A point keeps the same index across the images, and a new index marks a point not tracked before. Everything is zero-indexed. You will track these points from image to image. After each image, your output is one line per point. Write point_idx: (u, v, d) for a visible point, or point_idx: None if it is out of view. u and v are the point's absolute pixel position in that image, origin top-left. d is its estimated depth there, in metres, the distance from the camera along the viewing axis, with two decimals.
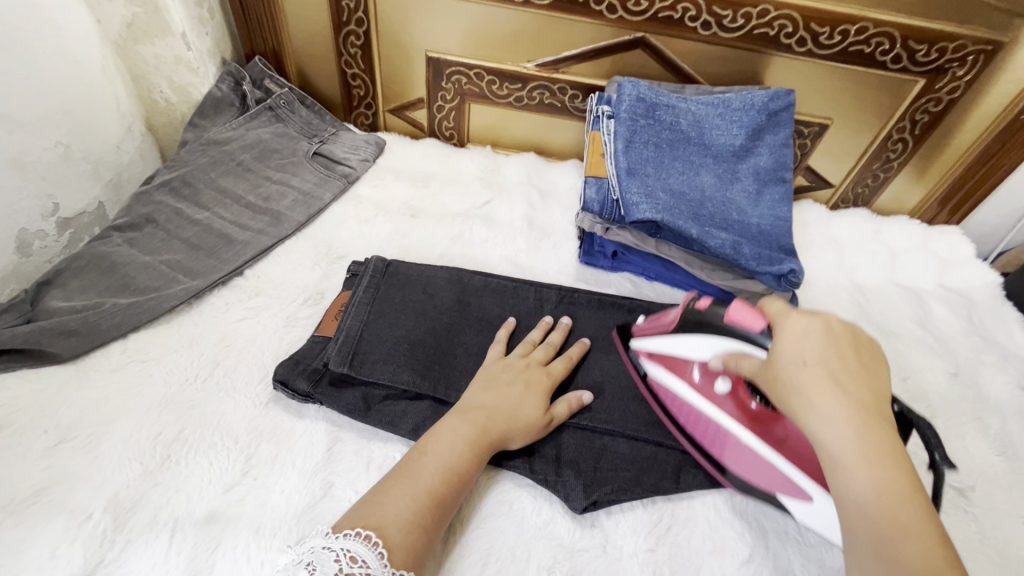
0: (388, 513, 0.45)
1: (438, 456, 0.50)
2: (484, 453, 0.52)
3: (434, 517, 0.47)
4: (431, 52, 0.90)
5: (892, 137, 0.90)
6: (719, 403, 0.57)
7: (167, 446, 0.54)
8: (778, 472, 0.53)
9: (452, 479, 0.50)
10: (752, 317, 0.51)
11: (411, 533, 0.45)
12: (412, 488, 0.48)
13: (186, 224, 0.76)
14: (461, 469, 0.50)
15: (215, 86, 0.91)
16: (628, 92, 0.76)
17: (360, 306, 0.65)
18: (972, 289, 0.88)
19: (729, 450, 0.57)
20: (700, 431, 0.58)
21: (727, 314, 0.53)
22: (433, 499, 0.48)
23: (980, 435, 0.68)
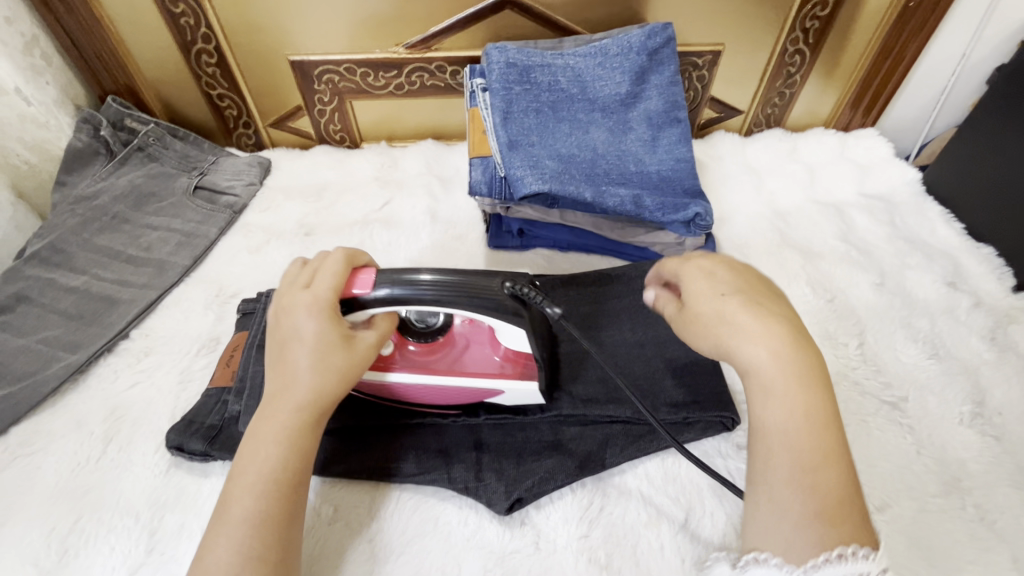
0: (209, 561, 0.40)
1: (251, 470, 0.44)
2: (304, 437, 0.46)
3: (269, 537, 0.42)
4: (292, 56, 0.83)
5: (788, 51, 0.86)
6: (406, 366, 0.53)
7: (63, 541, 0.51)
8: (469, 393, 0.54)
9: (278, 490, 0.43)
10: (370, 278, 0.47)
11: (239, 571, 0.40)
12: (229, 523, 0.42)
13: (62, 293, 0.71)
14: (283, 475, 0.44)
15: (74, 138, 0.83)
16: (496, 59, 0.71)
17: (258, 353, 0.59)
18: (893, 191, 0.86)
19: (437, 393, 0.55)
20: (411, 393, 0.55)
21: (342, 296, 0.48)
22: (260, 522, 0.42)
23: (911, 341, 0.66)
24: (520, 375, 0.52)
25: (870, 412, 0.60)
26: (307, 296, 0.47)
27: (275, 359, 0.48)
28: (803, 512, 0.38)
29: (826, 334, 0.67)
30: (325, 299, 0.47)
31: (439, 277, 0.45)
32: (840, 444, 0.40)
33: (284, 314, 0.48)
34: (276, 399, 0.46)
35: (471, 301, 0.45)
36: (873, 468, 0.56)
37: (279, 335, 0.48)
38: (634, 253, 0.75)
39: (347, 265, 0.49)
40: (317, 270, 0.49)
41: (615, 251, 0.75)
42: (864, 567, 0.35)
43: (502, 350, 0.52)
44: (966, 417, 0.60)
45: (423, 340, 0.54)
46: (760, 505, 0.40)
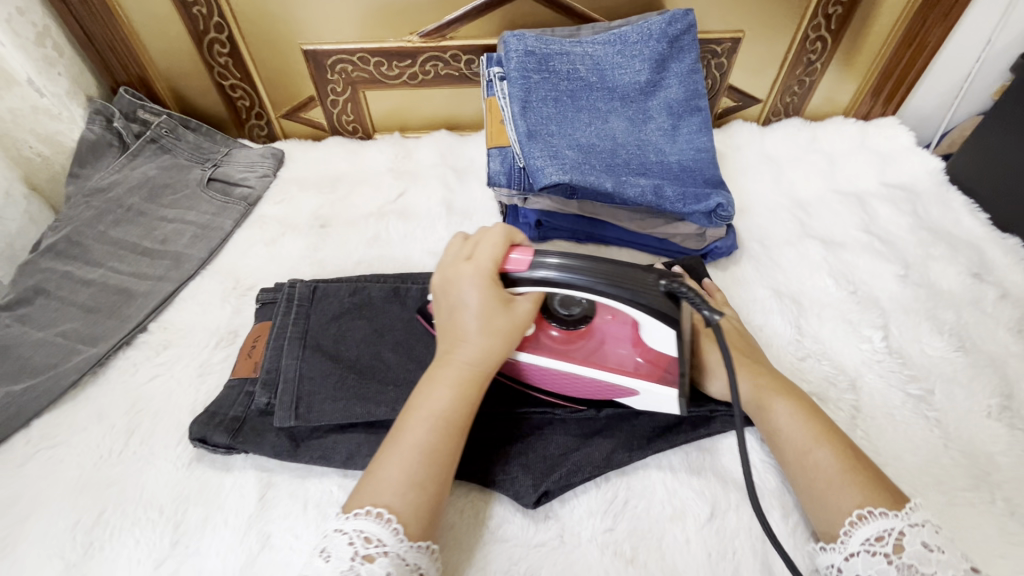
0: (383, 480, 0.43)
1: (422, 408, 0.46)
2: (475, 389, 0.47)
3: (434, 473, 0.44)
4: (305, 44, 0.82)
5: (809, 38, 0.84)
6: (541, 350, 0.53)
7: (89, 533, 0.51)
8: (601, 388, 0.54)
9: (446, 430, 0.45)
10: (525, 257, 0.47)
11: (409, 494, 0.42)
12: (404, 448, 0.44)
13: (79, 286, 0.70)
14: (452, 418, 0.46)
15: (86, 130, 0.83)
16: (514, 47, 0.69)
17: (292, 344, 0.59)
18: (916, 181, 0.85)
19: (565, 384, 0.55)
20: (540, 379, 0.55)
21: (499, 270, 0.48)
22: (428, 457, 0.44)
23: (937, 333, 0.65)
24: (659, 378, 0.51)
25: (895, 405, 0.60)
26: (471, 266, 0.48)
27: (446, 317, 0.50)
28: (825, 485, 0.47)
29: (850, 326, 0.66)
30: (489, 268, 0.47)
31: (567, 266, 0.45)
32: (833, 430, 0.50)
33: (449, 281, 0.49)
34: (447, 351, 0.48)
35: (630, 292, 0.44)
36: (899, 461, 0.55)
37: (449, 298, 0.49)
38: (654, 245, 0.74)
39: (507, 239, 0.49)
40: (478, 242, 0.50)
41: (635, 242, 0.74)
42: (885, 523, 0.43)
43: (647, 352, 0.51)
44: (994, 410, 0.59)
45: (565, 327, 0.54)
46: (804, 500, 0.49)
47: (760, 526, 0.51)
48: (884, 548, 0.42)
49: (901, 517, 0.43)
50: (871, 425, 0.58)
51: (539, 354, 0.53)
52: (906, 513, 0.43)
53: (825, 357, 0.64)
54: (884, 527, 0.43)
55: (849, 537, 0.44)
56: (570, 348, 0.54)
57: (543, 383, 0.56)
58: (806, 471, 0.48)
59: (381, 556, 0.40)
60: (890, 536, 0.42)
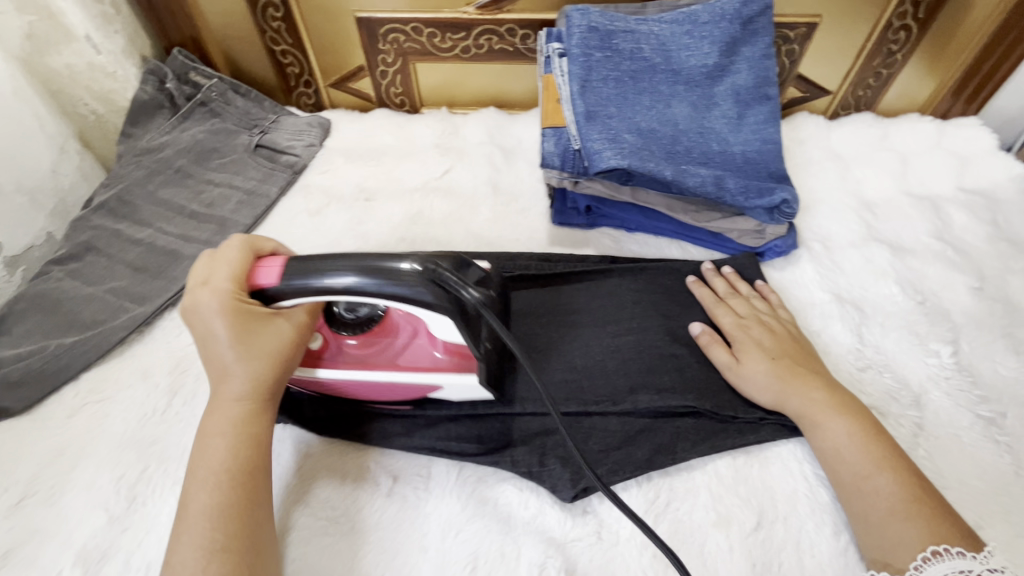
0: (177, 565, 0.39)
1: (205, 464, 0.43)
2: (253, 431, 0.45)
3: (237, 525, 0.41)
4: (359, 13, 0.80)
5: (892, 26, 0.78)
6: (344, 364, 0.52)
7: (131, 488, 0.52)
8: (423, 388, 0.52)
9: (234, 478, 0.43)
10: (274, 269, 0.47)
11: (209, 562, 0.39)
12: (189, 520, 0.41)
13: (128, 245, 0.71)
14: (234, 464, 0.43)
15: (140, 89, 0.83)
16: (577, 23, 0.66)
17: None
18: (997, 187, 0.78)
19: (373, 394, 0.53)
20: (354, 391, 0.53)
21: (247, 284, 0.47)
22: (220, 513, 0.41)
23: (1012, 353, 0.61)
24: (461, 369, 0.51)
25: (962, 426, 0.56)
26: (207, 290, 0.46)
27: (205, 355, 0.47)
28: (881, 514, 0.45)
29: (916, 339, 0.62)
30: (225, 288, 0.46)
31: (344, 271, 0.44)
32: (893, 453, 0.48)
33: (191, 313, 0.47)
34: (216, 394, 0.46)
35: (401, 290, 0.43)
36: (964, 486, 0.52)
37: (196, 333, 0.47)
38: (707, 238, 0.71)
39: (249, 252, 0.49)
40: (217, 261, 0.48)
41: (688, 235, 0.71)
42: (963, 564, 0.41)
43: (443, 344, 0.51)
44: None
45: (359, 333, 0.53)
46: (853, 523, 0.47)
47: (809, 541, 0.49)
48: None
49: (979, 559, 0.41)
50: (934, 445, 0.54)
51: (366, 360, 0.52)
52: (984, 557, 0.41)
53: (887, 369, 0.60)
54: (959, 568, 0.40)
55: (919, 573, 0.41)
56: (379, 351, 0.53)
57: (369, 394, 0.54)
58: (861, 493, 0.47)
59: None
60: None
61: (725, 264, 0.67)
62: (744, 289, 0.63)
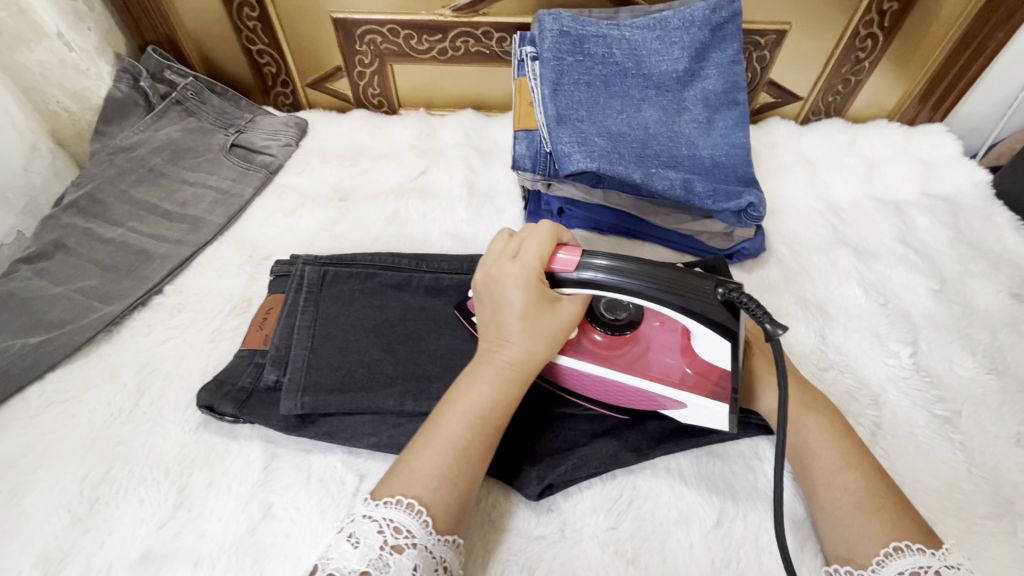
0: (417, 471, 0.42)
1: (461, 404, 0.45)
2: (512, 392, 0.46)
3: (464, 469, 0.43)
4: (335, 13, 0.81)
5: (859, 34, 0.80)
6: (586, 356, 0.52)
7: (95, 489, 0.52)
8: (648, 400, 0.52)
9: (482, 428, 0.45)
10: (572, 259, 0.46)
11: (440, 489, 0.42)
12: (437, 441, 0.44)
13: (98, 244, 0.71)
14: (491, 414, 0.45)
15: (113, 87, 0.82)
16: (549, 27, 0.67)
17: (302, 331, 0.57)
18: (959, 192, 0.81)
19: (614, 396, 0.53)
20: (584, 388, 0.54)
21: (545, 267, 0.46)
22: (459, 454, 0.43)
23: (968, 354, 0.62)
24: (707, 393, 0.48)
25: (918, 424, 0.57)
26: (516, 264, 0.46)
27: (488, 313, 0.49)
28: (848, 507, 0.46)
29: (877, 340, 0.64)
30: (534, 267, 0.46)
31: (631, 272, 0.43)
32: (858, 450, 0.49)
33: (491, 279, 0.48)
34: (487, 351, 0.47)
35: (676, 299, 0.42)
36: (918, 483, 0.53)
37: (491, 295, 0.48)
38: (679, 240, 0.72)
39: (553, 237, 0.48)
40: (523, 239, 0.48)
41: (659, 237, 0.72)
42: (923, 560, 0.41)
43: (696, 363, 0.49)
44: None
45: (610, 332, 0.53)
46: (823, 518, 0.47)
47: (767, 537, 0.50)
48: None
49: (937, 556, 0.42)
50: (891, 444, 0.56)
51: (581, 358, 0.52)
52: (942, 553, 0.42)
53: (848, 370, 0.61)
54: (919, 563, 0.41)
55: (880, 568, 0.42)
56: (624, 354, 0.52)
57: (583, 390, 0.54)
58: (831, 487, 0.47)
59: (410, 548, 0.39)
60: (926, 574, 0.41)
61: (697, 266, 0.67)
62: None
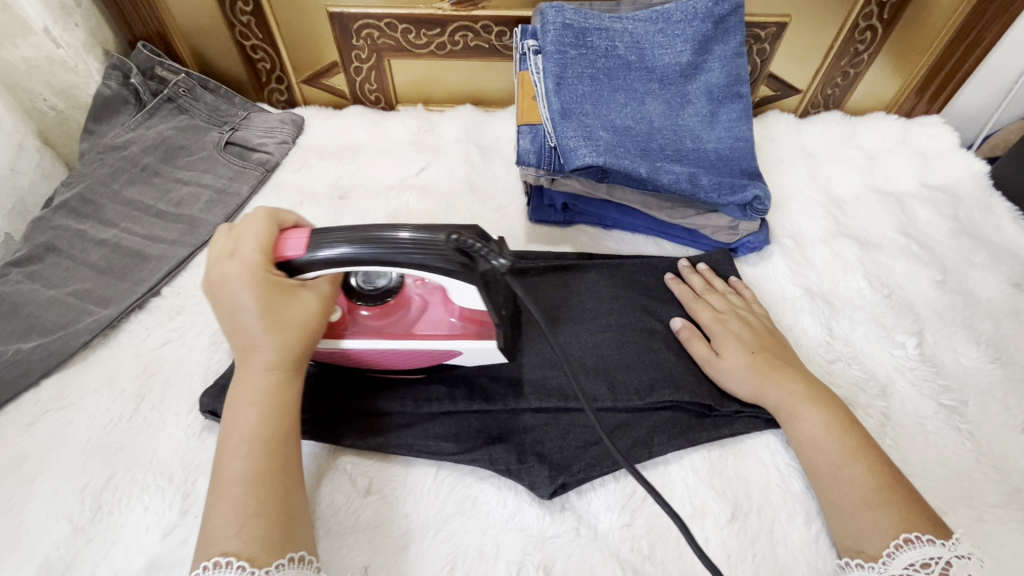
0: (217, 526, 0.39)
1: (235, 437, 0.43)
2: (283, 397, 0.45)
3: (266, 490, 0.41)
4: (331, 7, 0.79)
5: (859, 27, 0.80)
6: (361, 333, 0.52)
7: (97, 497, 0.50)
8: (429, 356, 0.53)
9: (265, 445, 0.43)
10: (300, 240, 0.46)
11: (245, 526, 0.39)
12: (223, 487, 0.41)
13: (91, 246, 0.69)
14: (269, 429, 0.43)
15: (103, 85, 0.80)
16: (552, 20, 0.66)
17: None
18: (958, 183, 0.81)
19: (418, 360, 0.53)
20: (387, 361, 0.53)
21: (275, 257, 0.46)
22: (252, 480, 0.41)
23: (972, 343, 0.63)
24: (476, 333, 0.51)
25: (927, 414, 0.58)
26: (235, 264, 0.45)
27: (229, 328, 0.46)
28: (854, 502, 0.46)
29: (883, 331, 0.64)
30: (253, 262, 0.45)
31: (346, 241, 0.44)
32: (863, 442, 0.49)
33: (217, 286, 0.46)
34: (242, 364, 0.45)
35: (426, 258, 0.42)
36: (928, 473, 0.53)
37: (223, 306, 0.46)
38: (683, 235, 0.72)
39: (272, 225, 0.48)
40: (241, 234, 0.47)
41: (663, 231, 0.72)
42: (932, 550, 0.42)
43: (456, 309, 0.51)
44: None
45: (375, 304, 0.52)
46: (829, 513, 0.48)
47: (782, 530, 0.50)
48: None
49: (947, 546, 0.42)
50: (900, 434, 0.56)
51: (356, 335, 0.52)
52: (953, 544, 0.42)
53: (855, 362, 0.61)
54: (929, 555, 0.42)
55: (891, 560, 0.42)
56: (397, 322, 0.52)
57: (394, 363, 0.54)
58: (836, 483, 0.48)
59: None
60: (936, 564, 0.41)
61: (699, 261, 0.68)
62: (719, 285, 0.64)
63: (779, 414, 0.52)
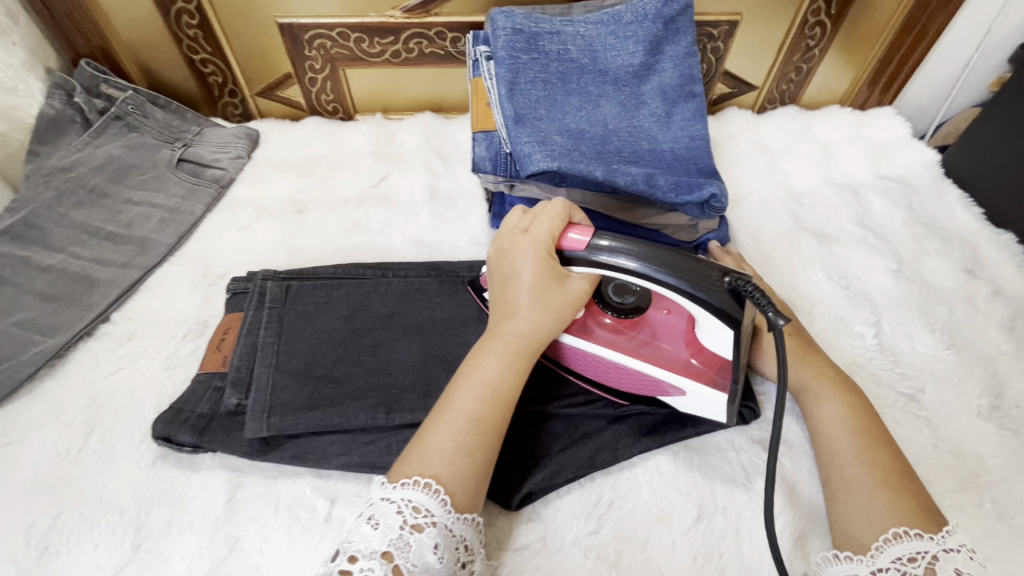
0: (430, 450, 0.41)
1: (477, 378, 0.45)
2: (524, 366, 0.47)
3: (482, 443, 0.43)
4: (280, 18, 0.78)
5: (808, 22, 0.81)
6: (598, 339, 0.53)
7: (44, 537, 0.48)
8: (652, 386, 0.52)
9: (496, 400, 0.44)
10: (584, 237, 0.47)
11: (456, 460, 0.41)
12: (451, 415, 0.43)
13: (36, 272, 0.66)
14: (501, 388, 0.45)
15: (45, 105, 0.77)
16: (502, 25, 0.66)
17: (267, 348, 0.55)
18: (911, 173, 0.83)
19: (631, 383, 0.53)
20: (598, 372, 0.54)
21: (556, 245, 0.48)
22: (476, 425, 0.43)
23: (928, 331, 0.64)
24: (708, 381, 0.50)
25: (887, 404, 0.58)
26: (527, 238, 0.48)
27: (498, 291, 0.50)
28: (869, 484, 0.46)
29: (841, 323, 0.65)
30: (544, 241, 0.47)
31: (641, 255, 0.44)
32: (880, 431, 0.49)
33: (505, 254, 0.50)
34: (498, 325, 0.48)
35: (693, 287, 0.43)
36: None
37: (503, 271, 0.49)
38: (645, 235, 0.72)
39: (568, 215, 0.49)
40: (536, 216, 0.49)
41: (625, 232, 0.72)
42: (920, 545, 0.42)
43: (701, 351, 0.50)
44: (984, 409, 0.58)
45: (620, 317, 0.53)
46: (834, 494, 0.48)
47: (748, 527, 0.50)
48: (915, 569, 0.41)
49: (936, 540, 0.42)
50: None
51: (597, 342, 0.53)
52: (942, 538, 0.42)
53: None
54: (917, 549, 0.41)
55: (880, 553, 0.42)
56: (637, 340, 0.53)
57: (608, 378, 0.54)
58: (854, 463, 0.48)
59: (431, 527, 0.38)
60: (923, 558, 0.41)
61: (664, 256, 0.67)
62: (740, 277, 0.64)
63: (805, 395, 0.53)
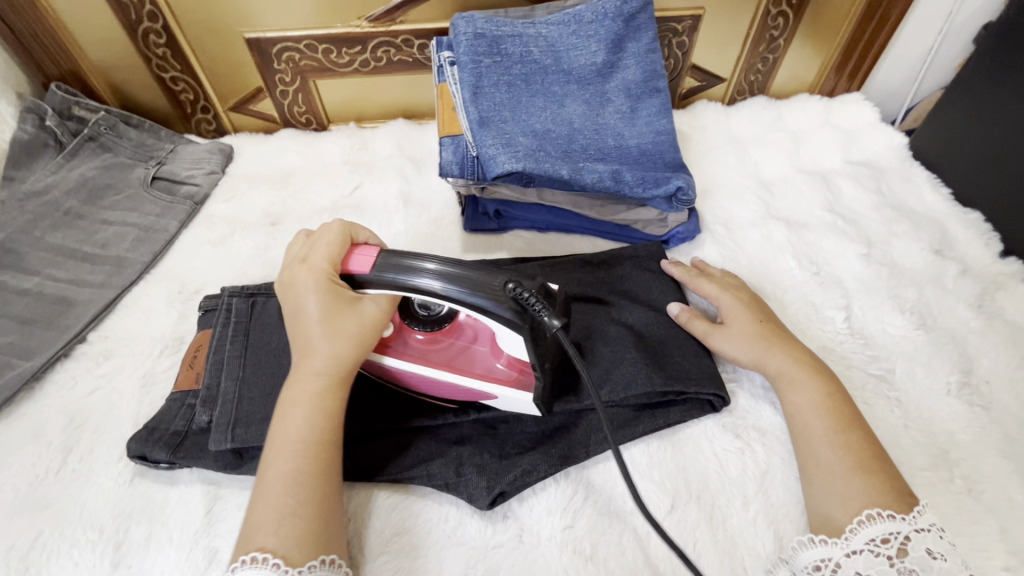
0: (257, 521, 0.41)
1: (283, 434, 0.45)
2: (335, 402, 0.47)
3: (305, 495, 0.43)
4: (247, 33, 0.78)
5: (771, 13, 0.82)
6: (406, 355, 0.52)
7: (24, 558, 0.49)
8: (467, 393, 0.52)
9: (312, 448, 0.44)
10: (368, 257, 0.47)
11: (281, 526, 0.41)
12: (268, 482, 0.43)
13: (11, 296, 0.66)
14: (313, 434, 0.45)
15: (17, 130, 0.77)
16: (463, 30, 0.66)
17: (233, 362, 0.55)
18: (880, 157, 0.84)
19: (451, 393, 0.53)
20: (418, 387, 0.53)
21: (341, 270, 0.48)
22: (293, 480, 0.43)
23: (898, 312, 0.65)
24: (516, 382, 0.50)
25: (860, 386, 0.59)
26: (308, 270, 0.48)
27: (292, 329, 0.49)
28: (847, 467, 0.46)
29: (813, 308, 0.65)
30: (324, 269, 0.48)
31: (445, 273, 0.43)
32: (853, 414, 0.50)
33: (290, 288, 0.49)
34: (300, 367, 0.47)
35: (477, 299, 0.42)
36: None
37: (291, 306, 0.49)
38: (615, 231, 0.73)
39: (345, 239, 0.50)
40: (315, 244, 0.50)
41: (596, 229, 0.72)
42: (892, 526, 0.43)
43: (505, 355, 0.50)
44: (954, 387, 0.59)
45: (428, 329, 0.53)
46: (813, 478, 0.48)
47: (722, 514, 0.51)
48: (888, 550, 0.42)
49: (908, 521, 0.43)
50: None
51: (406, 358, 0.51)
52: (913, 517, 0.43)
53: None
54: (889, 530, 0.42)
55: (854, 535, 0.43)
56: (448, 350, 0.52)
57: (431, 391, 0.53)
58: (832, 446, 0.48)
59: None
60: (896, 539, 0.42)
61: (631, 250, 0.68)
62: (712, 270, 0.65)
63: (779, 380, 0.53)
